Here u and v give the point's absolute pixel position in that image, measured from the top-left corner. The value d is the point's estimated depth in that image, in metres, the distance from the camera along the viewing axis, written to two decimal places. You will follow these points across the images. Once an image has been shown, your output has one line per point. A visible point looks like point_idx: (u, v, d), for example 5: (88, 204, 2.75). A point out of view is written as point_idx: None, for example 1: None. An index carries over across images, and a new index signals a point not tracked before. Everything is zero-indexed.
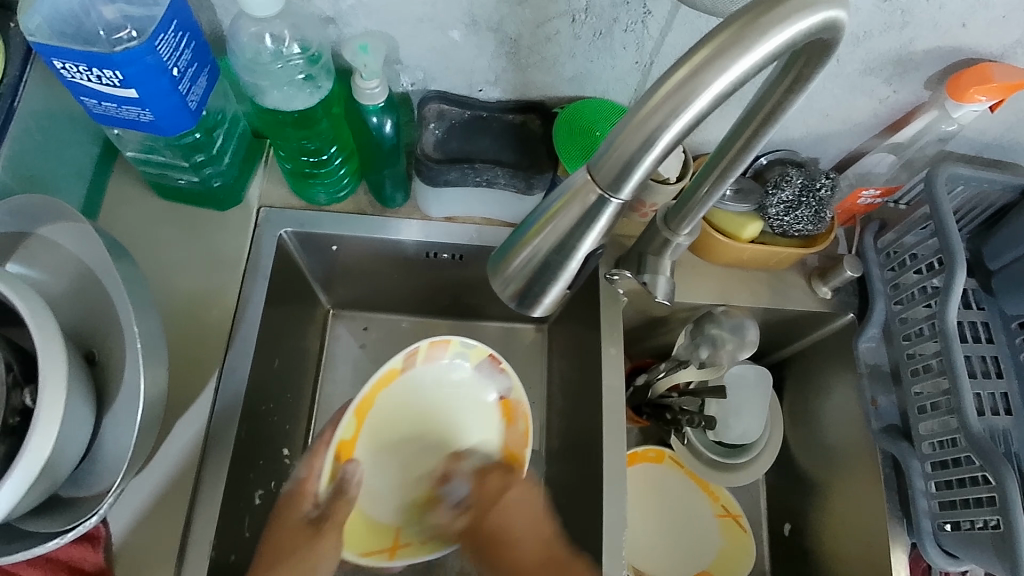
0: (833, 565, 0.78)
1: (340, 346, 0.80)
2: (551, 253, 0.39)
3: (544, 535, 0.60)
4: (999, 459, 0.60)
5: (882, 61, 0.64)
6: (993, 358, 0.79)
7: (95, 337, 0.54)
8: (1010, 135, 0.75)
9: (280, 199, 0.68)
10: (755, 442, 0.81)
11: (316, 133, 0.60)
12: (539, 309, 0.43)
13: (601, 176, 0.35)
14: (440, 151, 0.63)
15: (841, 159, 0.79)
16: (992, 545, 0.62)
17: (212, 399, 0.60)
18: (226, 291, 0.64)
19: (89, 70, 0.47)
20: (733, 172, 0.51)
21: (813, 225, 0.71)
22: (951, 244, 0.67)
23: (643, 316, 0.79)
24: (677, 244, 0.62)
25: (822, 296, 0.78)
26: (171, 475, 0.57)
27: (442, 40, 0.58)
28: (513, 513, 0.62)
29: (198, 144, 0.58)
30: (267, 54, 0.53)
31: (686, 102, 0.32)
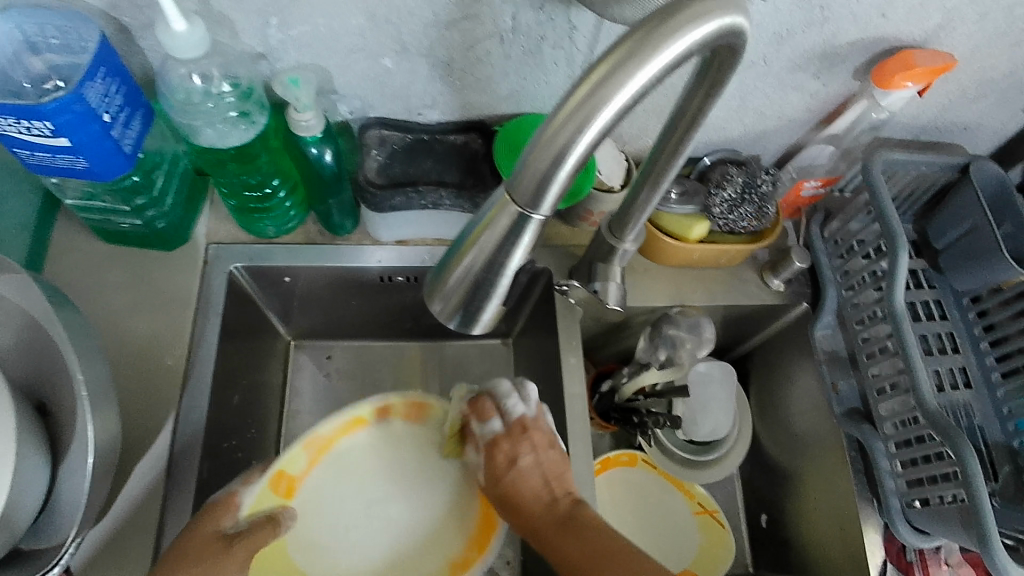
0: (810, 553, 0.79)
1: (304, 377, 0.80)
2: (482, 269, 0.39)
3: (549, 495, 0.61)
4: (956, 434, 0.62)
5: (809, 57, 0.66)
6: (948, 334, 0.81)
7: (45, 388, 0.54)
8: (942, 118, 0.77)
9: (228, 235, 0.68)
10: (723, 439, 0.82)
11: (256, 167, 0.60)
12: (478, 325, 0.43)
13: (519, 194, 0.36)
14: (384, 175, 0.63)
15: (783, 153, 0.81)
16: (959, 519, 0.63)
17: (170, 441, 0.60)
18: (179, 330, 0.63)
19: (18, 122, 0.47)
20: (666, 176, 0.53)
21: (757, 221, 0.73)
22: (892, 228, 0.69)
23: (603, 322, 0.80)
24: (624, 250, 0.63)
25: (776, 289, 0.79)
26: (134, 521, 0.57)
27: (376, 68, 0.59)
28: (527, 477, 0.61)
29: (137, 187, 0.58)
30: (197, 94, 0.53)
31: (591, 116, 0.33)
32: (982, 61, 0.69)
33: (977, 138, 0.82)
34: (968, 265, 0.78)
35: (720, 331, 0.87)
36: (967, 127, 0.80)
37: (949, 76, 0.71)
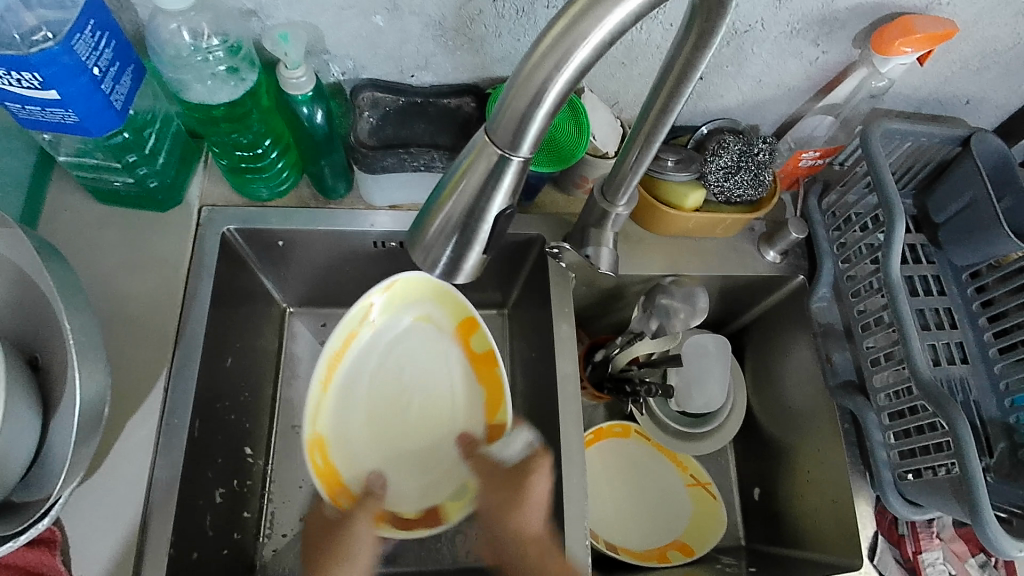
0: (803, 526, 0.78)
1: (299, 344, 0.80)
2: (463, 217, 0.39)
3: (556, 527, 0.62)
4: (949, 402, 0.61)
5: (807, 22, 0.65)
6: (947, 309, 0.80)
7: (36, 343, 0.54)
8: (944, 89, 0.77)
9: (222, 197, 0.68)
10: (718, 411, 0.83)
11: (247, 126, 0.60)
12: (462, 276, 0.43)
13: (498, 136, 0.36)
14: (375, 137, 0.63)
15: (781, 124, 0.80)
16: (949, 490, 0.63)
17: (162, 399, 0.60)
18: (173, 290, 0.64)
19: (8, 74, 0.47)
20: (657, 135, 0.52)
21: (753, 189, 0.72)
22: (888, 197, 0.68)
23: (598, 292, 0.80)
24: (617, 215, 0.62)
25: (771, 261, 0.79)
26: (126, 475, 0.58)
27: (367, 27, 0.58)
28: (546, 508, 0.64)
29: (127, 144, 0.58)
30: (186, 49, 0.54)
31: (568, 53, 0.33)
32: (985, 30, 0.68)
33: (981, 111, 0.81)
34: (968, 239, 0.77)
35: (717, 304, 0.86)
36: (970, 101, 0.79)
37: (951, 45, 0.70)
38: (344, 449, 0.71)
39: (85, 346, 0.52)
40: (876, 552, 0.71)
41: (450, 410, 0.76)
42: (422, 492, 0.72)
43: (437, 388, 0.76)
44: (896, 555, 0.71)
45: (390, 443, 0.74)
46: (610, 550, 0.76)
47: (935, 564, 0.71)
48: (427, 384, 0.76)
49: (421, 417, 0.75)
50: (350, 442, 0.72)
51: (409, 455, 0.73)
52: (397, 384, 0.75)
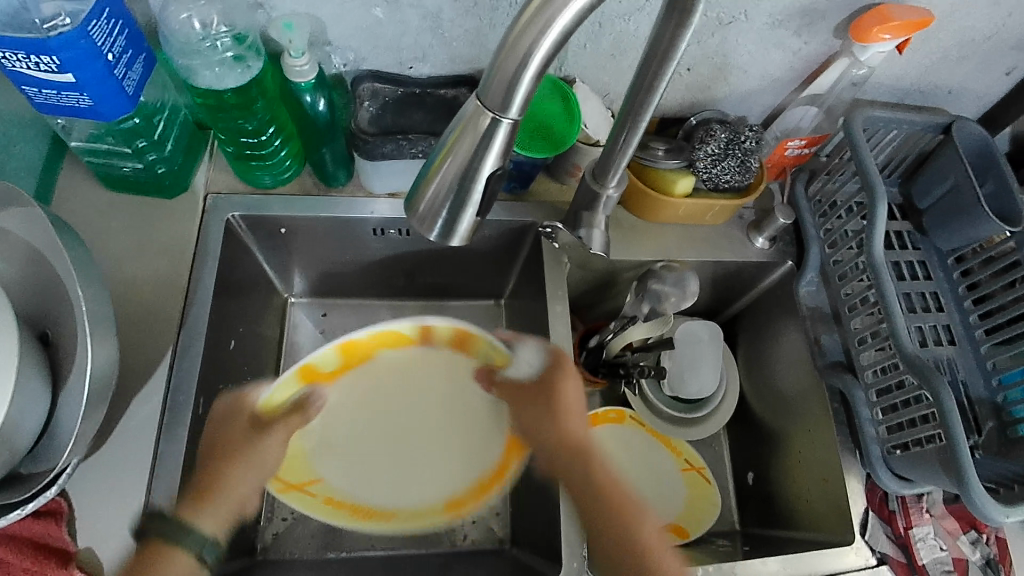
0: (797, 506, 0.79)
1: (301, 333, 0.82)
2: (458, 179, 0.41)
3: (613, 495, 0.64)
4: (933, 375, 0.63)
5: (788, 13, 0.68)
6: (933, 294, 0.82)
7: (48, 318, 0.56)
8: (924, 80, 0.79)
9: (227, 185, 0.71)
10: (710, 397, 0.85)
11: (253, 113, 0.62)
12: (458, 237, 0.45)
13: (490, 99, 0.38)
14: (375, 125, 0.65)
15: (768, 114, 0.83)
16: (936, 460, 0.64)
17: (168, 376, 0.62)
18: (179, 273, 0.66)
19: (27, 57, 0.49)
20: (644, 114, 0.54)
21: (740, 176, 0.75)
22: (870, 181, 0.71)
23: (592, 278, 0.82)
24: (608, 197, 0.65)
25: (760, 247, 0.81)
26: (133, 450, 0.59)
27: (368, 18, 0.61)
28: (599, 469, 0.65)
29: (138, 129, 0.61)
30: (196, 36, 0.56)
31: (553, 18, 0.35)
32: (961, 20, 0.71)
33: (962, 101, 0.83)
34: (951, 223, 0.80)
35: (709, 292, 0.88)
36: (950, 91, 0.82)
37: (929, 35, 0.73)
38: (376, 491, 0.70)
39: (97, 319, 0.54)
40: (867, 527, 0.71)
41: (416, 381, 0.76)
42: (481, 435, 0.74)
43: (388, 378, 0.75)
44: (888, 530, 0.72)
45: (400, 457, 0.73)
46: None
47: (926, 538, 0.72)
48: (376, 381, 0.75)
49: (393, 406, 0.75)
50: (375, 487, 0.71)
51: (433, 437, 0.74)
52: (353, 413, 0.73)
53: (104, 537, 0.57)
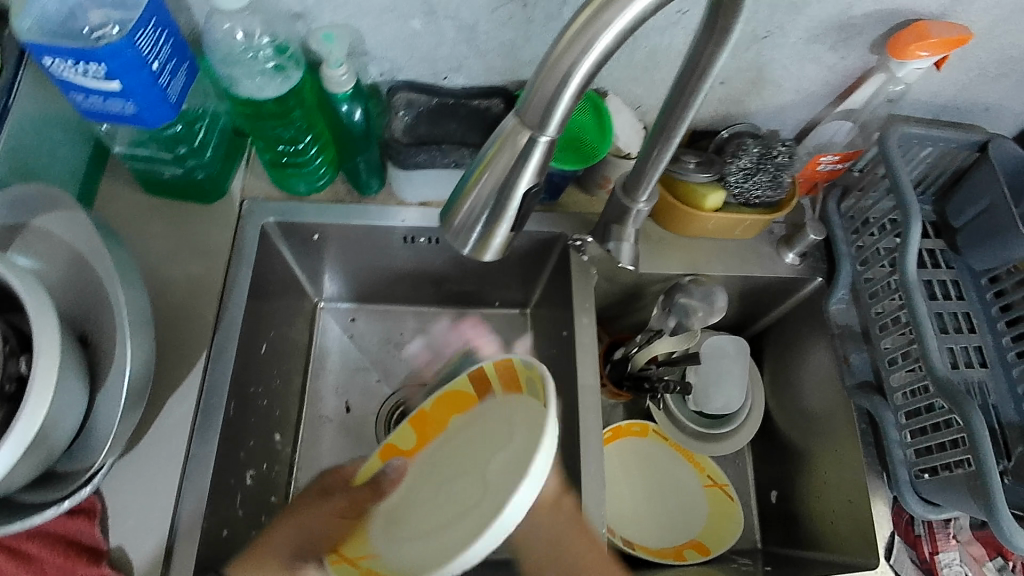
0: (822, 527, 0.78)
1: (329, 337, 0.83)
2: (493, 196, 0.42)
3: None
4: (964, 399, 0.62)
5: (825, 28, 0.67)
6: (965, 314, 0.81)
7: (87, 319, 0.57)
8: (961, 96, 0.78)
9: (262, 191, 0.72)
10: (736, 413, 0.84)
11: (290, 121, 0.63)
12: (490, 252, 0.45)
13: (528, 117, 0.39)
14: (409, 135, 0.67)
15: (800, 129, 0.82)
16: (965, 485, 0.63)
17: (201, 378, 0.63)
18: (213, 278, 0.67)
19: (75, 65, 0.51)
20: (677, 130, 0.54)
21: (773, 191, 0.74)
22: (904, 199, 0.70)
23: (618, 290, 0.82)
24: (638, 211, 0.65)
25: (789, 263, 0.81)
26: (164, 450, 0.60)
27: (405, 30, 0.62)
28: None
29: (179, 136, 0.63)
30: (239, 48, 0.58)
31: (594, 39, 0.35)
32: (1002, 37, 0.70)
33: (1000, 118, 0.82)
34: (986, 243, 0.78)
35: (736, 307, 0.88)
36: (988, 108, 0.80)
37: (968, 52, 0.72)
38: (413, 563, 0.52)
39: (136, 322, 0.55)
40: (892, 551, 0.71)
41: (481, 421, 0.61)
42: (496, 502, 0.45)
43: (474, 424, 0.61)
44: (913, 555, 0.71)
45: (438, 506, 0.55)
46: (627, 546, 0.77)
47: (952, 564, 0.71)
48: (453, 436, 0.63)
49: (458, 456, 0.59)
50: (410, 544, 0.54)
51: (472, 493, 0.51)
52: (428, 476, 0.61)
53: (136, 536, 0.58)
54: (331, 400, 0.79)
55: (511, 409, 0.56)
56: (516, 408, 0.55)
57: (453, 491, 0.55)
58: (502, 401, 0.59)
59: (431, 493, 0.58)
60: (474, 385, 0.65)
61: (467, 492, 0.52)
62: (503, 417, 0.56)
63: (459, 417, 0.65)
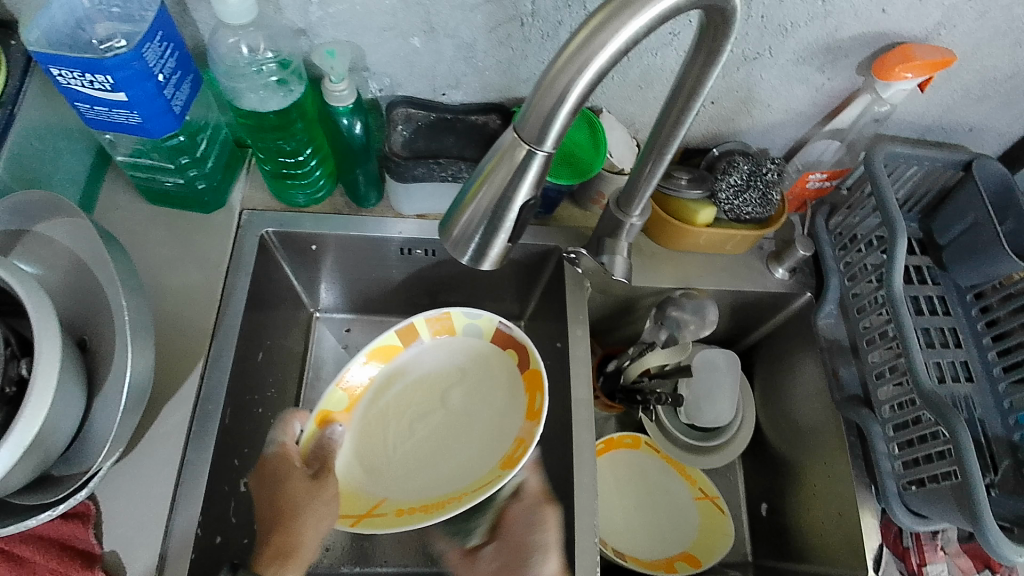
0: (813, 539, 0.79)
1: (324, 347, 0.84)
2: (490, 207, 0.43)
3: None
4: (950, 412, 0.63)
5: (813, 50, 0.69)
6: (951, 330, 0.82)
7: (86, 325, 0.58)
8: (946, 117, 0.81)
9: (261, 203, 0.73)
10: (727, 426, 0.85)
11: (291, 134, 0.65)
12: (488, 261, 0.46)
13: (526, 132, 0.40)
14: (408, 149, 0.68)
15: (789, 148, 0.84)
16: (952, 497, 0.64)
17: (197, 386, 0.64)
18: (211, 286, 0.68)
19: (83, 76, 0.52)
20: (669, 147, 0.56)
21: (762, 208, 0.76)
22: (891, 217, 0.71)
23: (611, 303, 0.83)
24: (631, 225, 0.66)
25: (780, 278, 0.82)
26: (159, 456, 0.61)
27: (405, 47, 0.64)
28: None
29: (181, 147, 0.64)
30: (244, 62, 0.59)
31: (589, 58, 0.37)
32: (984, 60, 0.72)
33: (983, 139, 0.84)
34: (971, 259, 0.80)
35: (727, 321, 0.89)
36: (973, 128, 0.83)
37: (952, 74, 0.74)
38: (438, 487, 0.72)
39: (137, 328, 0.56)
40: (881, 563, 0.72)
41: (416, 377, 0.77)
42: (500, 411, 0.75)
43: (410, 377, 0.76)
44: (901, 567, 0.73)
45: (416, 450, 0.74)
46: (618, 557, 0.77)
47: None
48: (389, 385, 0.76)
49: (411, 409, 0.76)
50: (412, 481, 0.72)
51: (444, 424, 0.76)
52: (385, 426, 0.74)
53: (129, 542, 0.58)
54: None
55: (462, 361, 0.78)
56: (461, 352, 0.78)
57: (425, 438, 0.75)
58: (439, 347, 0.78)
59: (407, 439, 0.74)
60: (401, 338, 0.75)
61: (440, 424, 0.76)
62: (444, 361, 0.78)
63: (387, 371, 0.75)
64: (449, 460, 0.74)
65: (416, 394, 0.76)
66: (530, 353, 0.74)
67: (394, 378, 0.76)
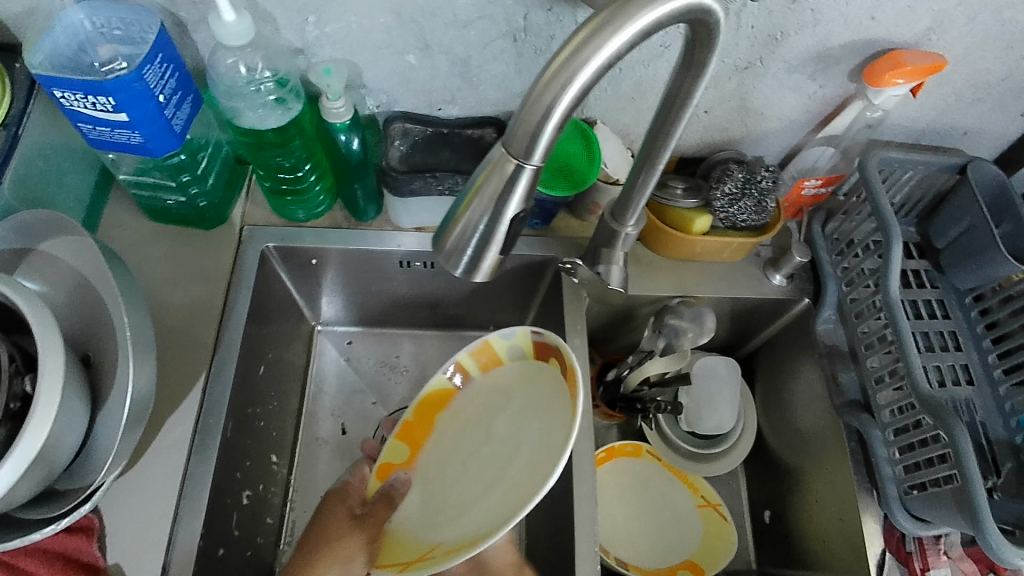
0: (816, 545, 0.79)
1: (326, 360, 0.85)
2: (482, 220, 0.44)
3: None
4: (949, 416, 0.63)
5: (804, 58, 0.70)
6: (951, 333, 0.82)
7: (89, 341, 0.59)
8: (940, 122, 0.81)
9: (262, 218, 0.74)
10: (729, 433, 0.85)
11: (290, 150, 0.66)
12: (481, 273, 0.47)
13: (515, 146, 0.41)
14: (405, 163, 0.69)
15: (785, 155, 0.85)
16: (953, 501, 0.64)
17: (200, 400, 0.65)
18: (213, 302, 0.69)
19: (85, 98, 0.53)
20: (661, 156, 0.57)
21: (757, 215, 0.77)
22: (886, 222, 0.72)
23: (610, 312, 0.84)
24: (627, 235, 0.67)
25: (777, 284, 0.83)
26: (162, 470, 0.62)
27: (401, 64, 0.65)
28: None
29: (182, 165, 0.65)
30: (242, 80, 0.60)
31: (574, 73, 0.38)
32: (975, 65, 0.73)
33: (978, 142, 0.85)
34: (968, 262, 0.80)
35: (726, 328, 0.90)
36: (967, 132, 0.83)
37: (944, 79, 0.75)
38: (477, 528, 0.58)
39: (140, 344, 0.57)
40: (883, 568, 0.71)
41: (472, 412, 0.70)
42: (543, 433, 0.61)
43: (466, 415, 0.70)
44: (904, 572, 0.72)
45: (471, 489, 0.63)
46: (620, 566, 0.77)
47: None
48: (445, 435, 0.70)
49: (463, 447, 0.68)
50: (456, 523, 0.61)
51: (494, 464, 0.63)
52: (441, 471, 0.68)
53: (132, 555, 0.58)
54: (327, 422, 0.80)
55: (516, 387, 0.68)
56: (507, 379, 0.69)
57: (478, 476, 0.64)
58: (490, 380, 0.71)
59: (454, 481, 0.66)
60: (452, 379, 0.72)
61: (489, 468, 0.63)
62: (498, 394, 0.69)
63: (442, 416, 0.71)
64: (495, 501, 0.59)
65: (470, 434, 0.68)
66: (566, 353, 0.62)
67: (450, 421, 0.71)
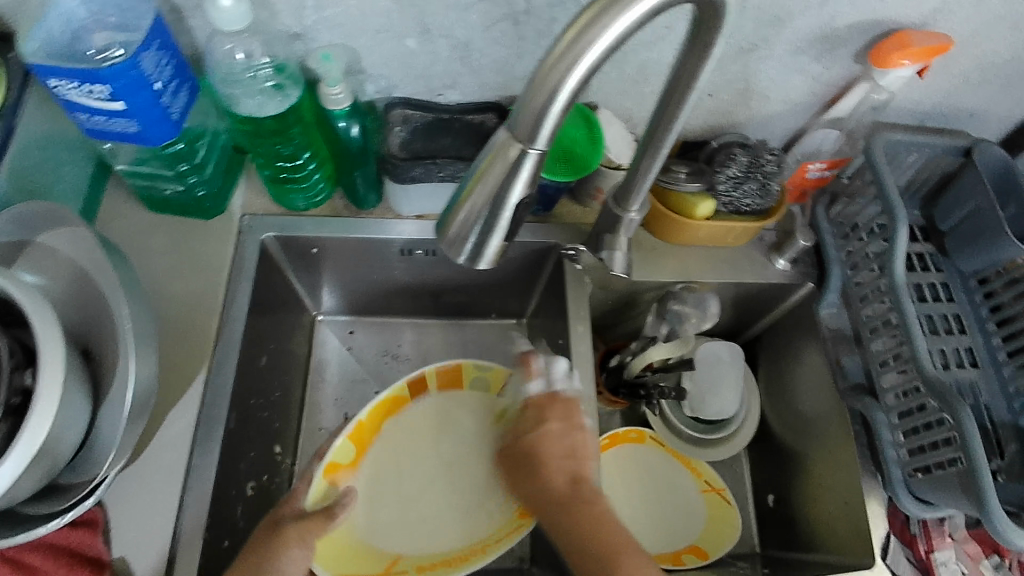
0: (820, 529, 0.79)
1: (328, 349, 0.84)
2: (485, 206, 0.43)
3: (571, 457, 0.64)
4: (954, 398, 0.63)
5: (809, 40, 0.69)
6: (955, 316, 0.82)
7: (91, 334, 0.58)
8: (945, 103, 0.80)
9: (262, 207, 0.74)
10: (733, 418, 0.86)
11: (289, 138, 0.65)
12: (485, 261, 0.47)
13: (519, 131, 0.40)
14: (405, 150, 0.68)
15: (789, 138, 0.84)
16: (957, 483, 0.64)
17: (202, 391, 0.65)
18: (214, 292, 0.69)
19: (81, 86, 0.52)
20: (666, 140, 0.56)
21: (761, 199, 0.76)
22: (891, 204, 0.71)
23: (613, 298, 0.83)
24: (630, 220, 0.67)
25: (781, 269, 0.82)
26: (166, 462, 0.61)
27: (400, 48, 0.64)
28: (550, 450, 0.65)
29: (181, 154, 0.64)
30: (239, 66, 0.59)
31: (580, 57, 0.37)
32: (982, 44, 0.72)
33: (984, 123, 0.84)
34: (973, 245, 0.80)
35: (729, 313, 0.89)
36: (973, 114, 0.82)
37: (951, 59, 0.74)
38: (437, 544, 0.73)
39: (142, 336, 0.56)
40: (888, 551, 0.71)
41: (415, 429, 0.78)
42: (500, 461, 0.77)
43: (409, 424, 0.78)
44: (908, 554, 0.72)
45: (417, 502, 0.75)
46: None
47: (947, 563, 0.72)
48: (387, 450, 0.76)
49: (405, 458, 0.77)
50: (410, 531, 0.74)
51: (438, 467, 0.77)
52: (380, 483, 0.76)
53: (137, 546, 0.58)
54: (330, 412, 0.80)
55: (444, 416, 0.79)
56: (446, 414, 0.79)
57: (433, 488, 0.76)
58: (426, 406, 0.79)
59: (404, 486, 0.76)
60: (409, 388, 0.77)
61: (439, 477, 0.77)
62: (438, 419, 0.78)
63: (391, 422, 0.77)
64: (455, 507, 0.75)
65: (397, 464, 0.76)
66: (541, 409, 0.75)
67: (397, 425, 0.77)
